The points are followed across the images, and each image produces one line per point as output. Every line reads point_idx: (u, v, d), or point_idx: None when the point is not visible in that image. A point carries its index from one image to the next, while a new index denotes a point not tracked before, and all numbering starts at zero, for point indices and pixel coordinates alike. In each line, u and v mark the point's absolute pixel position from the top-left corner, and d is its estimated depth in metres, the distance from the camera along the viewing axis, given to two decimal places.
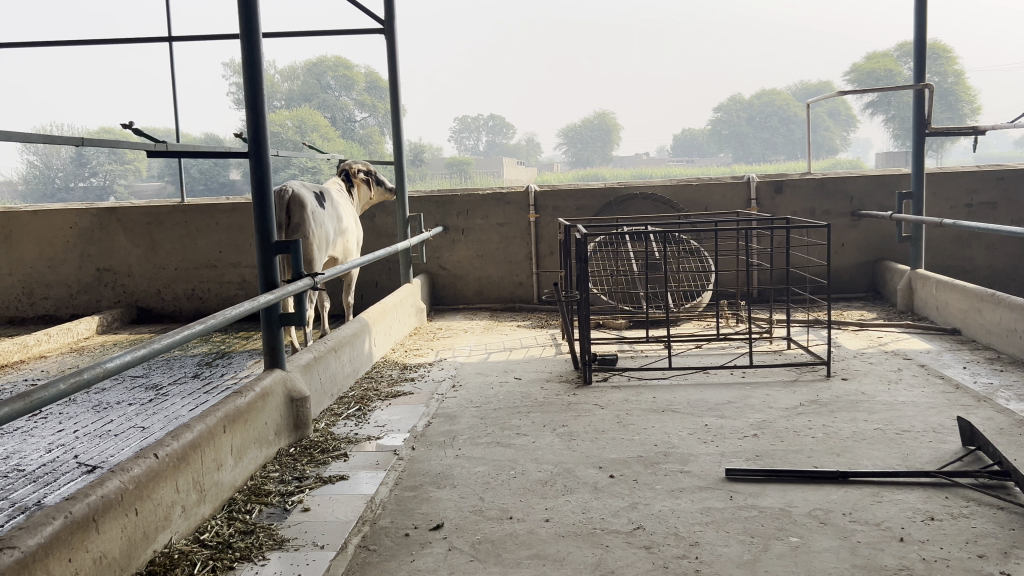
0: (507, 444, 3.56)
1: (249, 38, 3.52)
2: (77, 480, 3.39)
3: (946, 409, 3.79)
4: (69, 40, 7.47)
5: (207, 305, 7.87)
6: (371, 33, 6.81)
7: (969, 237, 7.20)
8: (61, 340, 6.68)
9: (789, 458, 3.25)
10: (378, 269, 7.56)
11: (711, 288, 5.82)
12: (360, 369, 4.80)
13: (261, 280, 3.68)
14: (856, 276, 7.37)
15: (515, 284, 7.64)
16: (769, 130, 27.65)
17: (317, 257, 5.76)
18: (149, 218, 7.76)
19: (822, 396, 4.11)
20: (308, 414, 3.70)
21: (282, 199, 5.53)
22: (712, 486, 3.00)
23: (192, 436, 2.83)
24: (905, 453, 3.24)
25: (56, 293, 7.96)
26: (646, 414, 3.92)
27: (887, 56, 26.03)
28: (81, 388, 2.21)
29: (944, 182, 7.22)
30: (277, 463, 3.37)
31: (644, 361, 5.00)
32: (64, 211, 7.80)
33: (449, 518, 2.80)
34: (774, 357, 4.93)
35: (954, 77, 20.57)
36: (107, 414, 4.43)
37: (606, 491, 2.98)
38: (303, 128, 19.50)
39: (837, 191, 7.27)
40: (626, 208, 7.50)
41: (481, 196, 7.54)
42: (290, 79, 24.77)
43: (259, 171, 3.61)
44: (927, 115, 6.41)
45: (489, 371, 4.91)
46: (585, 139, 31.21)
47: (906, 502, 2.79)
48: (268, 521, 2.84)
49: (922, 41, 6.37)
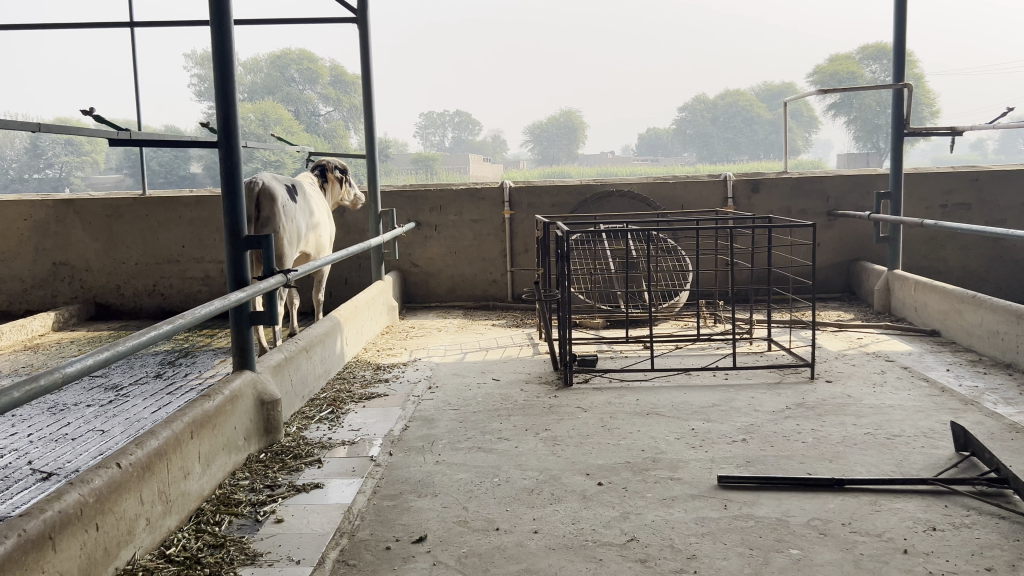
0: (490, 449, 3.42)
1: (220, 24, 3.31)
2: (31, 489, 3.18)
3: (935, 413, 3.72)
4: (25, 24, 7.18)
5: (170, 301, 7.62)
6: (343, 22, 6.60)
7: (942, 238, 7.22)
8: (14, 338, 6.40)
9: (782, 464, 3.15)
10: (348, 266, 7.37)
11: (689, 289, 5.74)
12: (332, 370, 4.63)
13: (231, 277, 3.49)
14: (831, 277, 7.36)
15: (489, 282, 7.50)
16: (733, 130, 27.87)
17: (288, 252, 5.57)
18: (108, 210, 7.48)
19: (808, 399, 4.03)
20: (279, 418, 3.53)
21: (251, 192, 5.33)
22: (705, 494, 2.89)
23: (158, 442, 2.65)
24: (900, 459, 3.16)
25: (8, 287, 7.65)
26: (631, 417, 3.80)
27: (850, 57, 26.25)
28: (37, 395, 2.02)
29: (919, 183, 7.23)
30: (248, 471, 3.19)
31: (625, 361, 4.90)
32: (18, 202, 7.49)
33: (432, 530, 2.65)
34: (756, 358, 4.86)
35: (915, 81, 20.75)
36: (63, 417, 4.21)
37: (596, 500, 2.86)
38: (266, 121, 19.35)
39: (814, 191, 7.24)
40: (601, 206, 7.41)
41: (454, 192, 7.38)
42: (254, 72, 24.46)
43: (230, 163, 3.42)
44: (906, 115, 6.36)
45: (466, 372, 4.76)
46: (551, 136, 31.24)
47: (905, 511, 2.70)
48: (239, 534, 2.67)
49: (901, 40, 6.33)
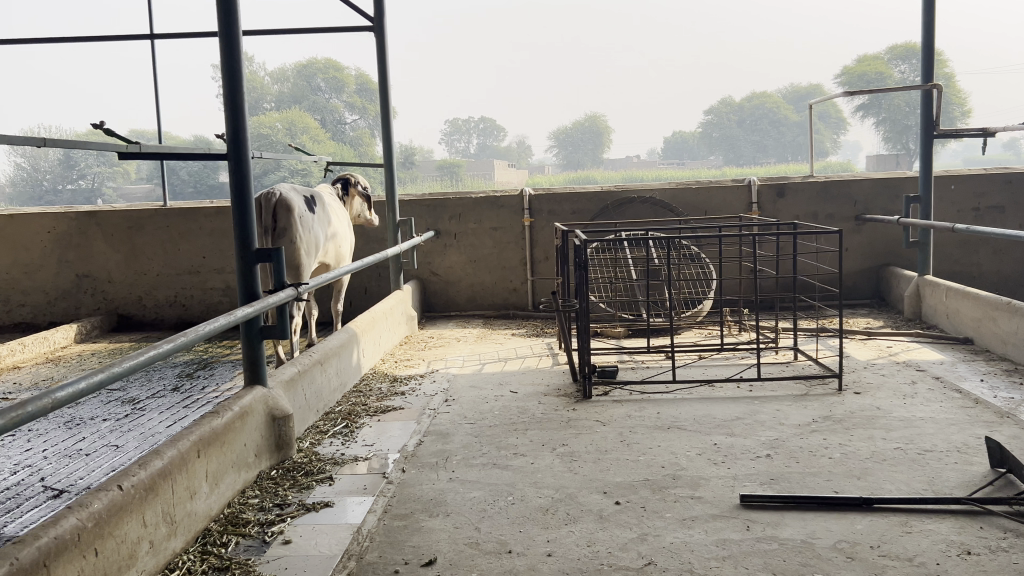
0: (505, 466, 3.33)
1: (228, 34, 3.25)
2: (42, 507, 3.15)
3: (969, 426, 3.58)
4: (44, 37, 7.22)
5: (191, 312, 7.62)
6: (360, 31, 6.56)
7: (976, 242, 7.02)
8: (36, 351, 6.41)
9: (808, 482, 3.02)
10: (368, 275, 7.33)
11: (713, 297, 5.63)
12: (348, 383, 4.56)
13: (241, 291, 3.43)
14: (859, 283, 7.19)
15: (509, 291, 7.42)
16: (760, 132, 27.60)
17: (306, 263, 5.52)
18: (130, 222, 7.50)
19: (835, 412, 3.90)
20: (291, 434, 3.47)
21: (268, 203, 5.30)
22: (727, 514, 2.78)
23: (162, 463, 2.59)
24: (931, 476, 3.03)
25: (33, 299, 7.69)
26: (651, 432, 3.70)
27: (879, 57, 25.90)
28: (22, 423, 1.88)
29: (950, 185, 7.05)
30: (257, 489, 3.13)
31: (646, 372, 4.79)
32: (41, 215, 7.52)
33: (442, 553, 2.57)
34: (781, 369, 4.74)
35: (946, 81, 20.42)
36: (78, 432, 4.18)
37: (613, 521, 2.76)
38: (293, 130, 19.49)
39: (841, 195, 7.09)
40: (623, 212, 7.30)
41: (473, 200, 7.30)
42: (280, 82, 24.51)
43: (239, 177, 3.36)
44: (935, 115, 6.19)
45: (483, 385, 4.67)
46: (576, 141, 31.18)
47: (937, 533, 2.57)
48: (245, 555, 2.60)
49: (929, 41, 6.17)
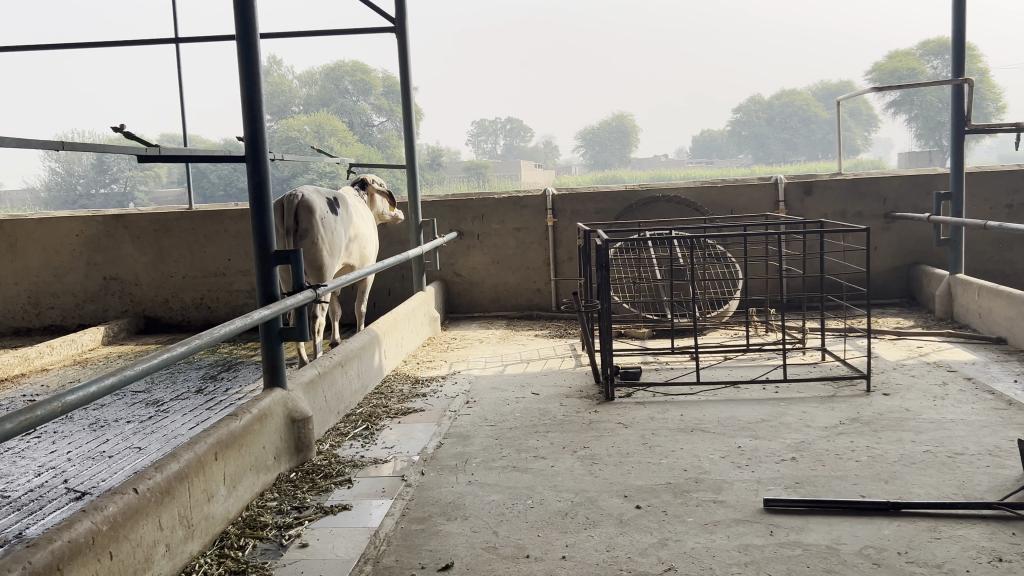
0: (524, 469, 3.29)
1: (245, 36, 3.24)
2: (64, 509, 3.17)
3: (1001, 428, 3.49)
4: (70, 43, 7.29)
5: (216, 314, 7.67)
6: (382, 32, 6.56)
7: (1010, 239, 6.87)
8: (64, 353, 6.48)
9: (833, 486, 2.96)
10: (391, 277, 7.34)
11: (738, 297, 5.56)
12: (369, 384, 4.54)
13: (261, 293, 3.43)
14: (889, 282, 7.07)
15: (533, 291, 7.38)
16: (791, 129, 27.32)
17: (328, 264, 5.52)
18: (157, 225, 7.56)
19: (863, 413, 3.82)
20: (310, 436, 3.46)
21: (290, 205, 5.31)
22: (750, 519, 2.72)
23: (179, 465, 2.58)
24: (961, 480, 2.95)
25: (62, 302, 7.78)
26: (674, 434, 3.64)
27: (911, 53, 25.51)
28: (33, 427, 1.87)
29: (983, 182, 6.91)
30: (276, 491, 3.12)
31: (670, 373, 4.74)
32: (70, 219, 7.61)
33: (459, 557, 2.54)
34: (809, 369, 4.66)
35: (979, 76, 20.06)
36: (102, 433, 4.21)
37: (633, 525, 2.71)
38: (320, 133, 19.61)
39: (869, 192, 6.97)
40: (648, 211, 7.23)
41: (496, 200, 7.28)
42: (308, 85, 24.72)
43: (257, 178, 3.36)
44: (966, 111, 6.05)
45: (505, 386, 4.64)
46: (603, 141, 31.11)
47: (968, 539, 2.50)
48: (262, 559, 2.59)
49: (960, 34, 6.04)
